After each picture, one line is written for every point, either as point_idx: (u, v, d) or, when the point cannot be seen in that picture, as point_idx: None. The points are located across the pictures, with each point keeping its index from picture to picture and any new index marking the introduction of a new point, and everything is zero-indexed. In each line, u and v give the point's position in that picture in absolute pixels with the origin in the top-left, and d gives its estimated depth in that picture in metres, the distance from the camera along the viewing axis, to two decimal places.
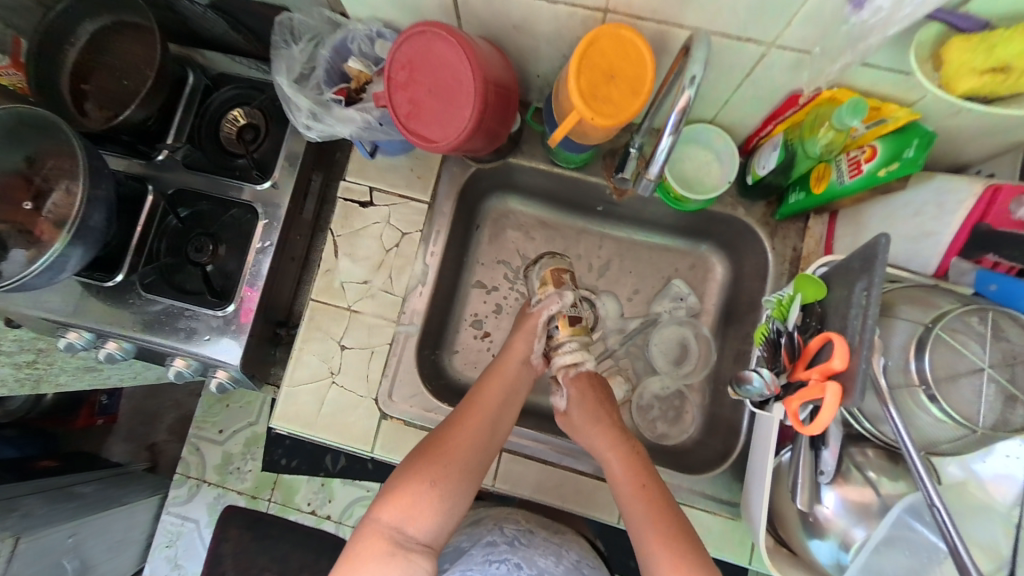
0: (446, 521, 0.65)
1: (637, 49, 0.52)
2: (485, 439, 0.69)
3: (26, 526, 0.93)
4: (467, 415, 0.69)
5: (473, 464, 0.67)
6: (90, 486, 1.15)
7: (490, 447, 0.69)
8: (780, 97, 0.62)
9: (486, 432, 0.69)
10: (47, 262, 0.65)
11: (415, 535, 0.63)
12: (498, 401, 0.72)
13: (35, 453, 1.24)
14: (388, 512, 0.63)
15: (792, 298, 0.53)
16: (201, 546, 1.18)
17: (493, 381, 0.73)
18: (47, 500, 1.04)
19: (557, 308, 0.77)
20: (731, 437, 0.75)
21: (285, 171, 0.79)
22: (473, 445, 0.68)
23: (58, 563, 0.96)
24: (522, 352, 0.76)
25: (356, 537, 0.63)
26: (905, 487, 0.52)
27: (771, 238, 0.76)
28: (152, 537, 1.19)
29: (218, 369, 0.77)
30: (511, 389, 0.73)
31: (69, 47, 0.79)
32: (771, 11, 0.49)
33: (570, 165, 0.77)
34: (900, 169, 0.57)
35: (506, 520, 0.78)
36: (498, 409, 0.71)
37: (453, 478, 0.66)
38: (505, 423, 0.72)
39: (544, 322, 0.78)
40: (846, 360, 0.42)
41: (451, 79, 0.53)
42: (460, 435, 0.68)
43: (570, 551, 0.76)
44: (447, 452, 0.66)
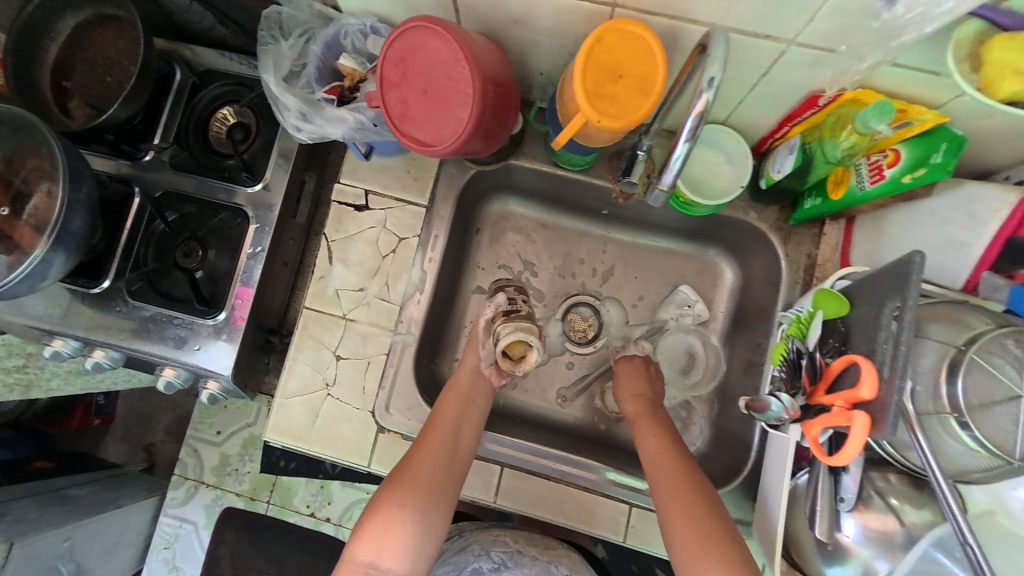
0: (421, 550, 0.61)
1: (648, 46, 0.48)
2: (448, 456, 0.66)
3: (18, 532, 0.91)
4: (427, 434, 0.66)
5: (439, 484, 0.64)
6: (84, 488, 1.12)
7: (456, 464, 0.66)
8: (796, 98, 0.58)
9: (449, 448, 0.66)
10: (26, 270, 0.62)
11: (390, 569, 0.59)
12: (457, 412, 0.69)
13: (30, 454, 1.24)
14: (360, 549, 0.60)
15: (813, 315, 0.50)
16: (200, 548, 1.14)
17: (449, 394, 0.70)
18: (40, 504, 1.02)
19: (490, 312, 0.76)
20: (741, 452, 0.72)
21: (276, 172, 0.76)
22: (437, 464, 0.65)
23: (52, 567, 0.94)
24: (469, 361, 0.75)
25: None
26: (931, 517, 0.49)
27: (784, 244, 0.72)
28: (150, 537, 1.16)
29: (209, 379, 0.74)
30: (468, 398, 0.71)
31: (50, 43, 0.75)
32: (793, 6, 0.46)
33: (573, 167, 0.74)
34: (927, 175, 0.54)
35: (494, 542, 0.76)
36: (457, 422, 0.68)
37: (421, 501, 0.62)
38: (467, 436, 0.68)
39: (483, 327, 0.77)
40: (875, 390, 0.39)
41: (446, 76, 0.48)
42: (422, 455, 0.65)
43: (562, 565, 0.74)
44: (410, 475, 0.63)
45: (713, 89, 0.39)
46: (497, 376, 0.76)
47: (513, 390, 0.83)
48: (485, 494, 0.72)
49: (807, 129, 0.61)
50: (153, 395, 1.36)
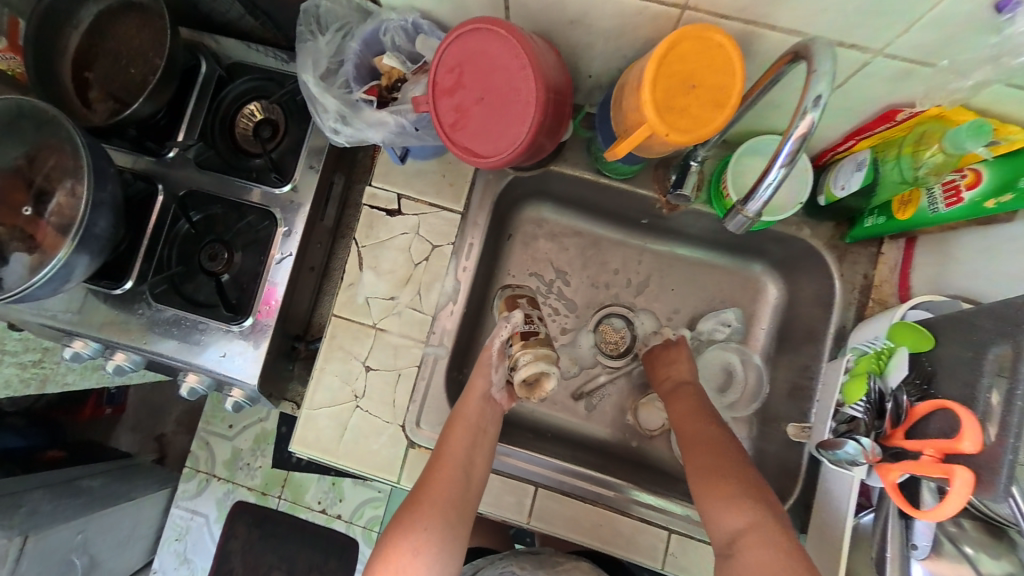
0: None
1: (725, 55, 0.44)
2: (460, 495, 0.62)
3: (32, 524, 0.87)
4: (437, 472, 0.62)
5: (452, 523, 0.60)
6: (97, 480, 1.08)
7: (469, 501, 0.62)
8: (870, 112, 0.55)
9: (461, 486, 0.62)
10: (49, 274, 0.59)
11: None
12: (467, 445, 0.64)
13: (41, 444, 1.18)
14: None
15: (893, 350, 0.47)
16: (211, 541, 1.15)
17: (456, 427, 0.65)
18: (51, 494, 0.97)
19: (505, 333, 0.69)
20: (786, 479, 0.69)
21: (305, 174, 0.73)
22: (449, 503, 0.61)
23: (67, 560, 0.91)
24: (479, 386, 0.69)
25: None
26: (1010, 568, 0.45)
27: (839, 263, 0.68)
28: (161, 530, 1.16)
29: (232, 387, 0.72)
30: (478, 429, 0.66)
31: (71, 31, 0.72)
32: (891, 13, 0.41)
33: (615, 174, 0.69)
34: (1014, 201, 0.49)
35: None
36: (467, 455, 0.64)
37: (434, 545, 0.59)
38: (478, 469, 0.64)
39: (497, 351, 0.70)
40: (979, 445, 0.36)
41: (506, 84, 0.47)
42: (433, 494, 0.61)
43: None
44: (421, 519, 0.59)
45: (819, 109, 0.39)
46: (509, 400, 0.70)
47: (543, 405, 0.79)
48: (518, 516, 0.70)
49: (878, 143, 0.57)
50: (166, 386, 1.34)
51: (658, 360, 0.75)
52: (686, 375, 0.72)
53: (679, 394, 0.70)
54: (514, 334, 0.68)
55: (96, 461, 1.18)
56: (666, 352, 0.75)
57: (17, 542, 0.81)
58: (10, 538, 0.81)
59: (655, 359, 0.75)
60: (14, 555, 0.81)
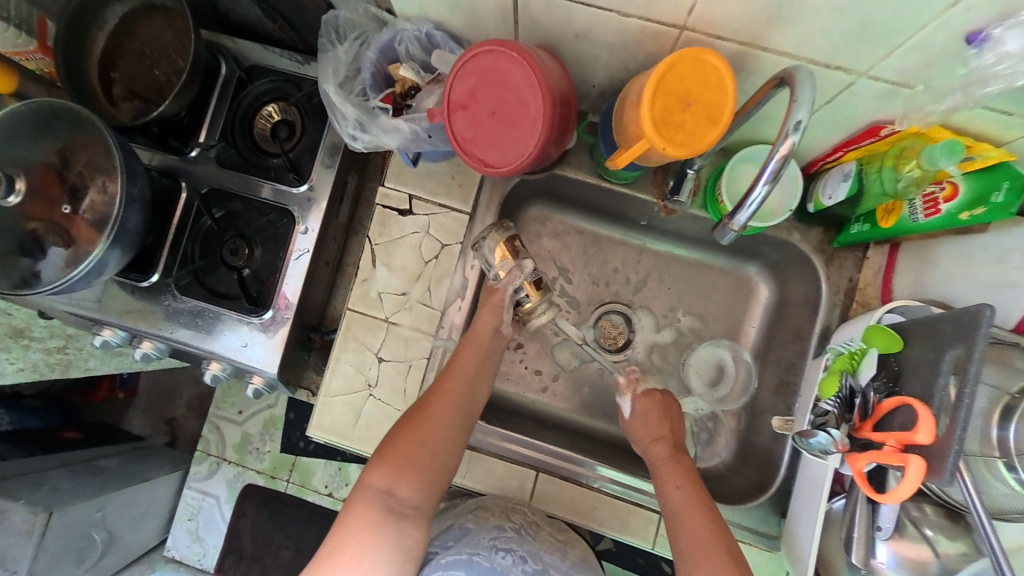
0: (433, 484, 0.66)
1: (718, 76, 0.48)
2: (463, 407, 0.69)
3: (55, 500, 0.93)
4: (445, 383, 0.69)
5: (453, 430, 0.68)
6: (112, 460, 1.15)
7: (470, 414, 0.69)
8: (858, 126, 0.58)
9: (465, 399, 0.69)
10: (87, 268, 0.64)
11: (405, 499, 0.64)
12: (474, 365, 0.71)
13: (57, 423, 1.27)
14: (377, 477, 0.64)
15: (864, 351, 0.52)
16: (222, 521, 1.17)
17: (466, 348, 0.72)
18: (71, 474, 1.04)
19: (521, 281, 0.70)
20: (768, 468, 0.74)
21: (321, 173, 0.76)
22: (454, 412, 0.68)
23: (86, 535, 0.97)
24: (489, 322, 0.73)
25: (348, 503, 0.63)
26: (964, 548, 0.51)
27: (827, 266, 0.72)
28: (173, 510, 1.19)
29: (253, 374, 0.77)
30: (486, 354, 0.72)
31: (98, 32, 0.74)
32: (871, 40, 0.45)
33: (618, 180, 0.73)
34: (986, 214, 0.53)
35: (513, 512, 0.74)
36: (474, 374, 0.70)
37: (436, 441, 0.66)
38: (482, 389, 0.71)
39: (509, 296, 0.72)
40: (932, 435, 0.41)
41: (517, 100, 0.51)
42: (440, 402, 0.68)
43: (576, 547, 0.75)
44: (427, 420, 0.66)
45: (799, 132, 0.43)
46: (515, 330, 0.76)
47: (543, 397, 0.84)
48: (520, 497, 0.75)
49: (863, 155, 0.60)
50: (175, 369, 1.36)
51: (653, 418, 0.74)
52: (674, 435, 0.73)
53: (672, 469, 0.69)
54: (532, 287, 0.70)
55: (107, 443, 1.23)
56: (661, 413, 0.75)
57: (42, 517, 0.87)
58: (36, 512, 0.87)
59: (642, 420, 0.74)
60: (39, 530, 0.87)
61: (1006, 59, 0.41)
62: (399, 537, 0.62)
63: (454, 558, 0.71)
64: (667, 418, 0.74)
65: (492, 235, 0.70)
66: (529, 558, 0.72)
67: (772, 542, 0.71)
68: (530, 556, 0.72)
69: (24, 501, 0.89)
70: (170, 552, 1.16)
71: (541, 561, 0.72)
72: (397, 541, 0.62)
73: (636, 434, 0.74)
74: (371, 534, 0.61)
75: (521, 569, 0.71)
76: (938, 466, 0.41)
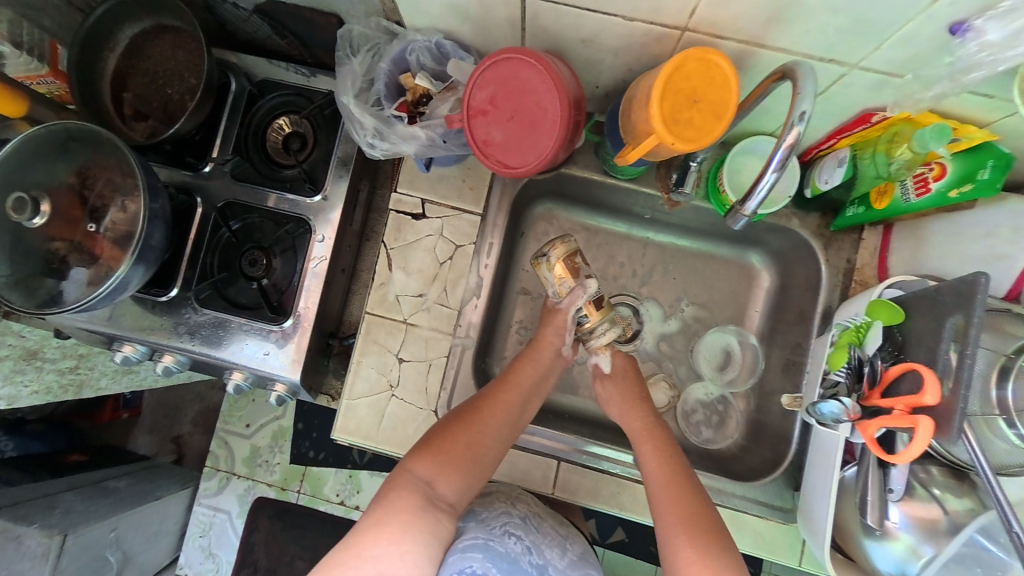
0: (471, 485, 0.68)
1: (723, 74, 0.51)
2: (513, 418, 0.72)
3: (69, 523, 0.93)
4: (499, 393, 0.72)
5: (501, 439, 0.70)
6: (123, 480, 1.13)
7: (517, 426, 0.72)
8: (850, 114, 0.62)
9: (515, 412, 0.72)
10: (112, 286, 0.65)
11: (444, 493, 0.65)
12: (529, 381, 0.75)
13: (62, 447, 1.22)
14: (422, 466, 0.66)
15: (869, 324, 0.56)
16: (234, 536, 1.17)
17: (524, 365, 0.76)
18: (83, 496, 1.03)
19: (582, 301, 0.73)
20: (781, 445, 0.77)
21: (335, 183, 0.78)
22: (504, 421, 0.71)
23: (102, 556, 0.96)
24: (553, 342, 0.77)
25: (389, 487, 0.64)
26: (970, 504, 0.55)
27: (826, 249, 0.76)
28: (185, 527, 1.19)
29: (275, 383, 0.78)
30: (543, 374, 0.76)
31: (109, 54, 0.76)
32: (863, 34, 0.49)
33: (623, 176, 0.76)
34: (974, 190, 0.57)
35: (518, 499, 0.76)
36: (529, 390, 0.74)
37: (482, 445, 0.69)
38: (532, 406, 0.74)
39: (572, 317, 0.76)
40: (938, 396, 0.44)
41: (534, 106, 0.54)
42: (493, 410, 0.71)
43: (574, 544, 0.77)
44: (479, 424, 0.69)
45: (804, 122, 0.46)
46: (574, 352, 0.80)
47: (558, 389, 0.87)
48: (544, 488, 0.77)
49: (856, 142, 0.64)
50: (179, 386, 1.31)
51: (623, 382, 0.77)
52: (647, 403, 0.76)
53: (652, 437, 0.72)
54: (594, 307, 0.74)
55: (117, 463, 1.21)
56: (629, 375, 0.79)
57: (57, 539, 0.87)
58: (51, 535, 0.87)
59: (611, 391, 0.77)
60: (55, 552, 0.87)
61: (987, 47, 0.44)
62: (435, 527, 0.63)
63: (471, 541, 0.66)
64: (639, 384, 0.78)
65: (555, 250, 0.71)
66: (534, 549, 0.70)
67: (789, 516, 0.73)
68: (536, 547, 0.70)
69: (39, 525, 0.89)
70: (183, 569, 1.17)
71: (543, 555, 0.70)
72: (433, 529, 0.62)
73: (608, 400, 0.77)
74: (410, 519, 0.61)
75: (529, 560, 0.68)
76: (946, 425, 0.44)
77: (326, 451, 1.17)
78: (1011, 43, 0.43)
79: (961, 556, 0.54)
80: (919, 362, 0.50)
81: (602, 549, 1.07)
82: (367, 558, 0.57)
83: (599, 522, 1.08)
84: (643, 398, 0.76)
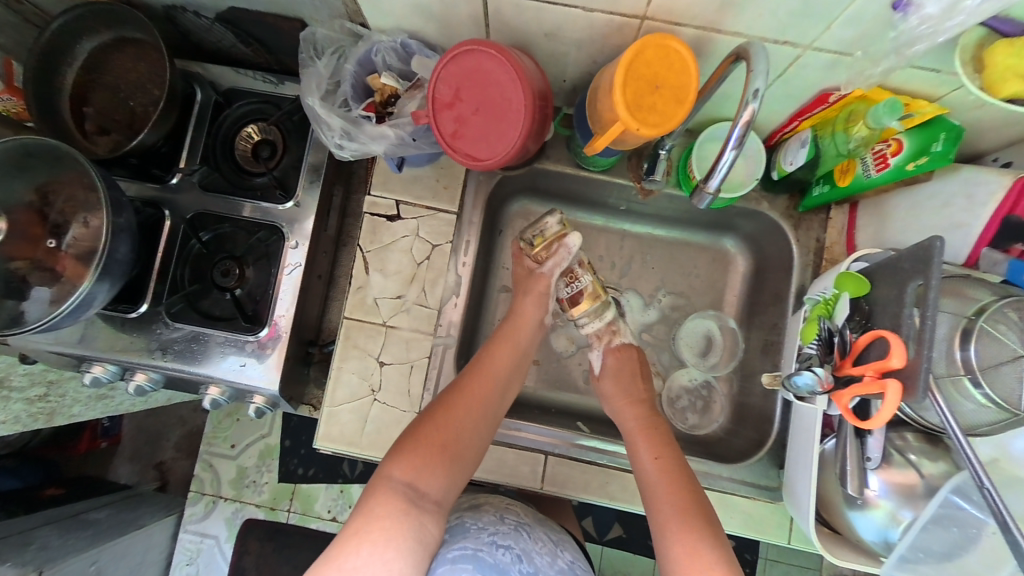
0: (454, 479, 0.66)
1: (681, 59, 0.52)
2: (490, 406, 0.71)
3: (45, 559, 0.87)
4: (472, 383, 0.71)
5: (479, 427, 0.69)
6: (102, 512, 1.06)
7: (494, 414, 0.72)
8: (809, 96, 0.64)
9: (491, 400, 0.72)
10: (75, 303, 0.63)
11: (426, 492, 0.64)
12: (506, 364, 0.74)
13: (38, 482, 1.14)
14: (399, 468, 0.64)
15: (838, 296, 0.58)
16: (223, 561, 1.14)
17: (501, 346, 0.76)
18: (60, 530, 0.95)
19: (567, 261, 0.79)
20: (765, 425, 0.78)
21: (307, 190, 0.77)
22: (480, 411, 0.70)
23: None
24: (531, 320, 0.79)
25: (368, 494, 0.62)
26: (946, 467, 0.56)
27: (795, 230, 0.78)
28: (170, 556, 1.14)
29: (254, 394, 0.76)
30: (518, 353, 0.77)
31: (67, 68, 0.74)
32: (813, 15, 0.50)
33: (596, 168, 0.77)
34: (929, 163, 0.59)
35: (506, 510, 0.76)
36: (504, 375, 0.74)
37: (460, 436, 0.68)
38: (508, 392, 0.74)
39: (552, 283, 0.79)
40: (904, 359, 0.46)
41: (499, 96, 0.55)
42: (467, 400, 0.70)
43: (566, 551, 0.75)
44: (454, 415, 0.68)
45: (758, 99, 0.47)
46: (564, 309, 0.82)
47: (544, 384, 0.87)
48: (533, 483, 0.76)
49: (816, 123, 0.66)
50: (159, 411, 1.26)
51: (623, 377, 0.79)
52: (641, 396, 0.77)
53: (647, 432, 0.72)
54: (575, 271, 0.79)
55: (96, 494, 1.15)
56: (632, 373, 0.80)
57: None
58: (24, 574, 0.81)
59: (612, 385, 0.79)
60: None
61: (927, 20, 0.46)
62: (420, 531, 0.61)
63: (459, 552, 0.66)
64: (636, 377, 0.79)
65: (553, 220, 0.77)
66: (524, 557, 0.69)
67: (776, 495, 0.74)
68: (526, 556, 0.69)
69: (11, 563, 0.83)
70: None
71: (534, 563, 0.69)
72: (418, 534, 0.60)
73: (609, 395, 0.79)
74: (392, 524, 0.59)
75: (518, 568, 0.67)
76: (911, 386, 0.46)
77: (315, 466, 1.15)
78: (949, 14, 0.44)
79: (938, 517, 0.54)
80: (886, 328, 0.52)
81: (600, 548, 1.06)
82: (348, 570, 0.55)
83: (596, 520, 1.08)
84: (640, 390, 0.78)
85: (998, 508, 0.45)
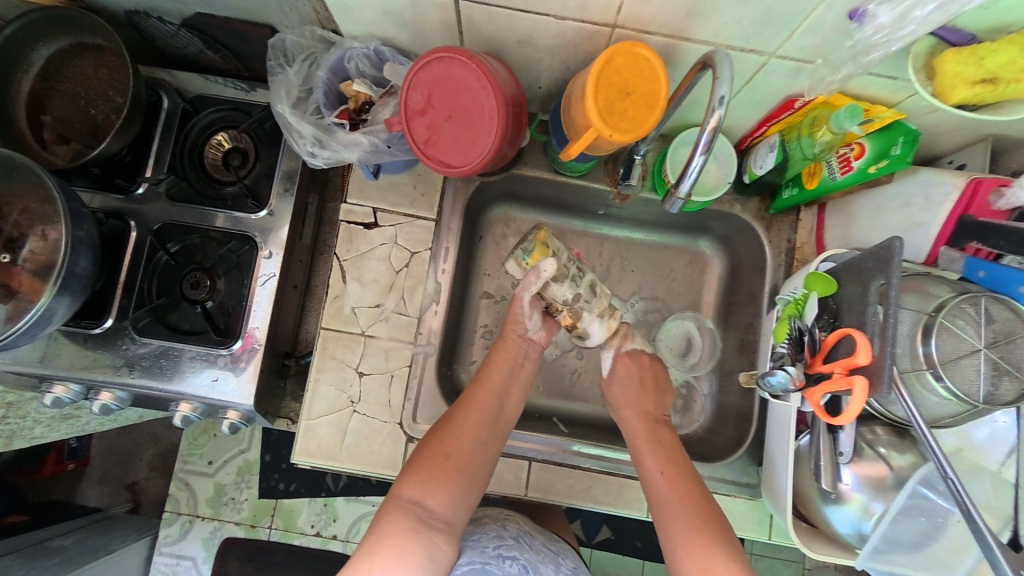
0: (463, 497, 0.65)
1: (651, 66, 0.53)
2: (492, 418, 0.70)
3: None
4: (473, 396, 0.70)
5: (482, 442, 0.67)
6: (69, 538, 1.00)
7: (498, 427, 0.70)
8: (775, 101, 0.65)
9: (493, 411, 0.70)
10: (33, 318, 0.60)
11: (435, 510, 0.62)
12: (505, 374, 0.73)
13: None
14: (407, 487, 0.63)
15: (807, 295, 0.60)
16: None
17: (499, 358, 0.75)
18: (22, 560, 0.89)
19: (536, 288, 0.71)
20: (743, 423, 0.79)
21: (281, 199, 0.75)
22: (481, 423, 0.68)
23: None
24: (516, 329, 0.77)
25: (379, 515, 0.61)
26: (913, 458, 0.59)
27: (767, 231, 0.80)
28: None
29: (228, 410, 0.73)
30: (515, 363, 0.75)
31: (22, 76, 0.71)
32: (775, 25, 0.52)
33: (572, 173, 0.77)
34: (889, 165, 0.61)
35: (506, 519, 0.77)
36: (504, 383, 0.72)
37: (465, 452, 0.66)
38: (511, 402, 0.73)
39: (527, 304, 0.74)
40: (870, 355, 0.48)
41: (471, 103, 0.55)
42: (468, 412, 0.69)
43: (567, 559, 0.75)
44: (456, 429, 0.67)
45: (724, 106, 0.48)
46: (546, 336, 0.79)
47: (529, 389, 0.86)
48: (517, 490, 0.76)
49: (784, 127, 0.68)
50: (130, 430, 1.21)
51: (634, 386, 0.76)
52: (651, 409, 0.75)
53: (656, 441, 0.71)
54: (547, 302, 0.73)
55: (63, 519, 1.09)
56: (640, 380, 0.77)
57: None
58: None
59: (624, 392, 0.76)
60: None
61: (882, 30, 0.47)
62: (430, 549, 0.59)
63: (468, 566, 0.66)
64: (645, 385, 0.77)
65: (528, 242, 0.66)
66: (530, 568, 0.68)
67: (755, 491, 0.76)
68: (532, 566, 0.68)
69: None
70: None
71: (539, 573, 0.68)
72: (428, 551, 0.59)
73: (614, 402, 0.77)
74: (403, 541, 0.58)
75: None
76: (877, 382, 0.48)
77: (296, 481, 1.11)
78: (900, 24, 0.46)
79: (909, 508, 0.57)
80: (852, 326, 0.54)
81: (590, 551, 1.06)
82: None
83: (585, 523, 1.08)
84: (650, 402, 0.75)
85: (962, 497, 0.47)
